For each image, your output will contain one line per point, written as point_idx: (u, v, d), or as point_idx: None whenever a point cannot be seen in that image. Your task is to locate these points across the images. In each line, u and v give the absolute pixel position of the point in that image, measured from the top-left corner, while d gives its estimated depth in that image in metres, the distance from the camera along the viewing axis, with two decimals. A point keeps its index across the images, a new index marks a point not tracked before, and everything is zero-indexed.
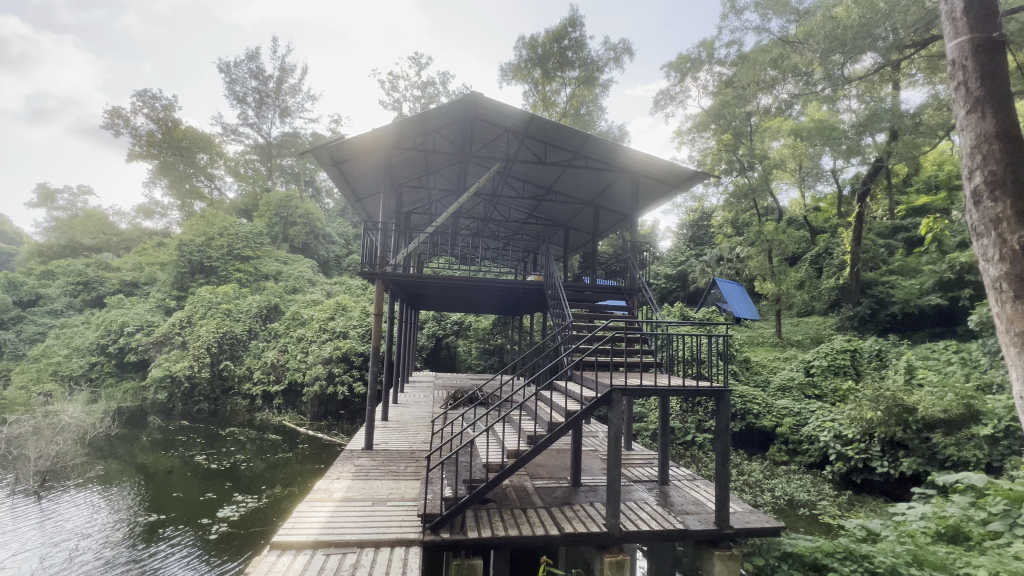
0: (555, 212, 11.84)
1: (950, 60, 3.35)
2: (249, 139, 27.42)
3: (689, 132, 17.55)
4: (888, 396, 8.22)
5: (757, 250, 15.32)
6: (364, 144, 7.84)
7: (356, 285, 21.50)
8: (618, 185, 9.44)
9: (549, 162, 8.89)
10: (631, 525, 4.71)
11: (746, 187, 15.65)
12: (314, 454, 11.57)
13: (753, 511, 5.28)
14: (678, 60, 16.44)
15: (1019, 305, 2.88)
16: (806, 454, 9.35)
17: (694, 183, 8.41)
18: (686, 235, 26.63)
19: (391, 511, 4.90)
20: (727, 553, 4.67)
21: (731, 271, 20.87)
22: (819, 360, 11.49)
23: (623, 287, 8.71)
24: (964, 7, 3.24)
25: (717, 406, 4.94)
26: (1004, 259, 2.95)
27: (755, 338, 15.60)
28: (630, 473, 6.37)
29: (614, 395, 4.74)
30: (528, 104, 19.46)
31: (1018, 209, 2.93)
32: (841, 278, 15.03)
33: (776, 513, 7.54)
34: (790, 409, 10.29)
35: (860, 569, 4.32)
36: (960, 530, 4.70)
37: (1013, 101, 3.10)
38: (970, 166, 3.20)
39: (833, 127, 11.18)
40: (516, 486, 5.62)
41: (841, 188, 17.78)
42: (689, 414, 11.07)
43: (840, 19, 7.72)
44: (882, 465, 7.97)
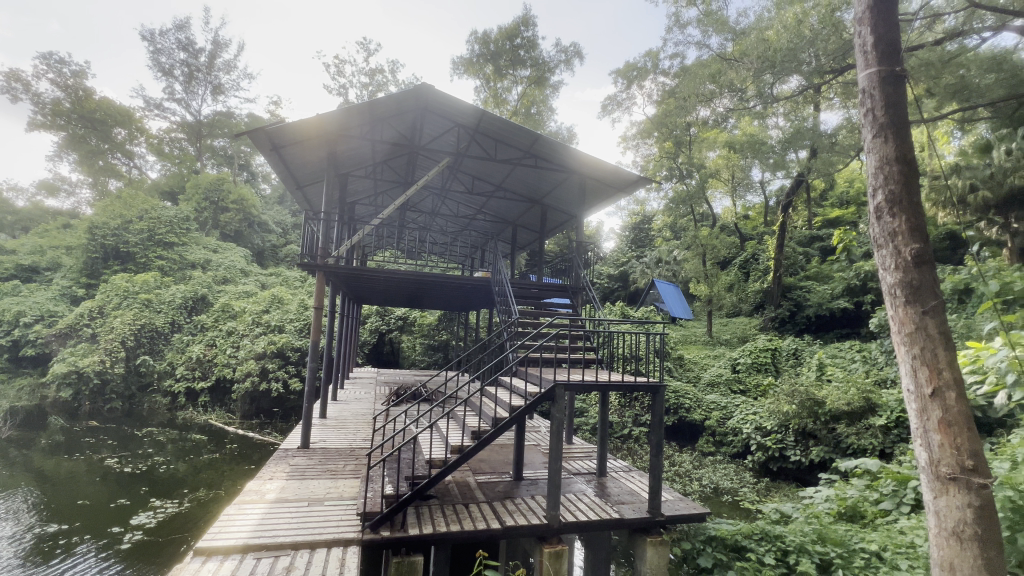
0: (504, 209, 11.94)
1: (861, 89, 3.54)
2: (176, 115, 25.33)
3: (634, 138, 18.27)
4: (803, 391, 9.00)
5: (692, 254, 16.23)
6: (307, 129, 7.49)
7: (294, 277, 20.48)
8: (566, 185, 9.64)
9: (500, 160, 8.91)
10: (570, 516, 4.86)
11: (683, 194, 16.56)
12: (244, 455, 10.94)
13: (683, 499, 5.62)
14: (625, 68, 17.10)
15: (908, 308, 3.03)
16: (731, 445, 10.05)
17: (637, 188, 8.80)
18: (628, 237, 27.77)
19: (330, 510, 4.75)
20: (658, 539, 4.94)
21: (669, 273, 21.97)
22: (744, 358, 12.39)
23: (568, 286, 8.93)
24: (874, 41, 3.44)
25: (653, 401, 5.21)
26: (898, 268, 3.12)
27: (688, 337, 16.54)
28: (569, 466, 6.58)
29: (557, 390, 4.85)
30: (479, 99, 19.39)
31: (911, 224, 3.11)
32: (765, 282, 16.28)
33: (703, 500, 8.04)
34: (718, 403, 11.06)
35: (774, 549, 4.77)
36: (857, 509, 5.27)
37: (911, 129, 3.32)
38: (874, 185, 3.37)
39: (762, 141, 12.13)
40: (458, 482, 5.61)
41: (767, 199, 19.22)
42: (626, 408, 11.60)
43: (771, 42, 8.39)
44: (795, 453, 8.72)
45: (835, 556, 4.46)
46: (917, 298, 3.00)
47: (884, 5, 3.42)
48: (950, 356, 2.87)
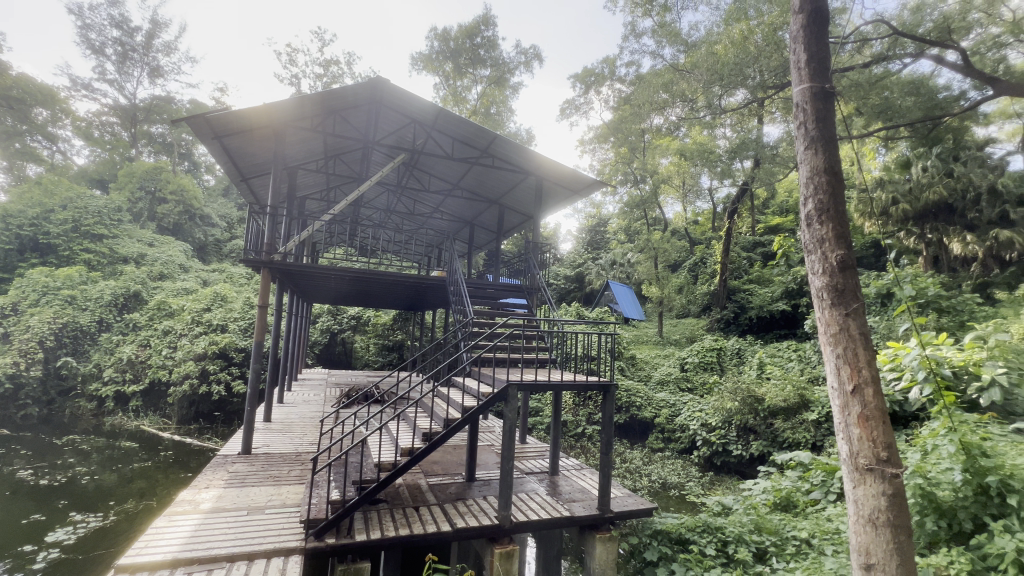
0: (461, 208, 11.88)
1: (794, 103, 3.69)
2: (107, 97, 23.48)
3: (591, 142, 18.69)
4: (745, 389, 9.48)
5: (645, 256, 16.75)
6: (254, 118, 7.10)
7: (239, 273, 19.46)
8: (524, 187, 9.69)
9: (457, 159, 8.85)
10: (521, 516, 4.87)
11: (638, 199, 17.07)
12: (180, 462, 10.25)
13: (631, 494, 5.77)
14: (583, 73, 17.42)
15: (833, 310, 3.21)
16: (678, 441, 10.45)
17: (593, 191, 8.98)
18: (584, 239, 28.32)
19: (270, 519, 4.51)
20: (607, 536, 5.04)
21: (623, 274, 22.59)
22: (692, 358, 12.93)
23: (524, 286, 8.96)
24: (807, 58, 3.60)
25: (604, 400, 5.31)
26: (825, 273, 3.29)
27: (641, 337, 17.07)
28: (522, 466, 6.59)
29: (510, 390, 4.83)
30: (438, 96, 19.18)
31: (837, 232, 3.28)
32: (712, 285, 17.04)
33: (652, 495, 8.28)
34: (667, 401, 11.47)
35: (715, 540, 5.00)
36: (790, 499, 5.62)
37: (839, 144, 3.50)
38: (805, 194, 3.53)
39: (711, 150, 12.70)
40: (409, 485, 5.51)
41: (715, 206, 20.12)
42: (580, 407, 11.81)
43: (720, 56, 8.81)
44: (737, 448, 9.17)
45: (769, 544, 4.74)
46: (841, 301, 3.18)
47: (817, 24, 3.59)
48: (869, 355, 3.06)
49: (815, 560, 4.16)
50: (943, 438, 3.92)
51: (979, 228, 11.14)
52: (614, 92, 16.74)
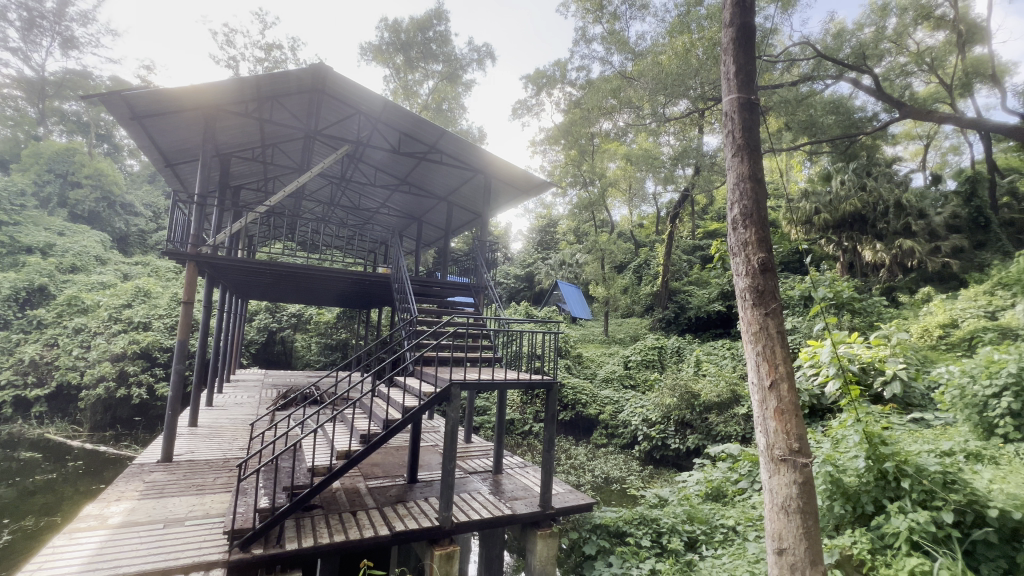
0: (409, 204, 11.63)
1: (725, 112, 3.86)
2: (9, 67, 20.96)
3: (542, 144, 18.90)
4: (683, 385, 9.92)
5: (593, 257, 17.18)
6: (180, 99, 6.57)
7: (166, 267, 18.02)
8: (473, 184, 9.62)
9: (404, 153, 8.64)
10: (463, 516, 4.82)
11: (587, 202, 17.45)
12: (92, 472, 9.35)
13: (573, 490, 5.88)
14: (535, 75, 17.59)
15: (754, 309, 3.39)
16: (621, 436, 10.79)
17: (541, 191, 9.07)
18: (535, 239, 28.69)
19: (191, 533, 4.18)
20: (548, 532, 5.10)
21: (571, 275, 23.06)
22: (635, 356, 13.41)
23: (471, 284, 8.90)
24: (735, 70, 3.77)
25: (547, 397, 5.38)
26: (749, 274, 3.47)
27: (587, 336, 17.48)
28: (466, 466, 6.53)
29: (453, 389, 4.76)
30: (388, 89, 18.68)
31: (759, 236, 3.47)
32: (655, 286, 17.76)
33: (595, 490, 8.47)
34: (611, 398, 11.81)
35: (650, 531, 5.19)
36: (721, 489, 5.93)
37: (763, 154, 3.70)
38: (731, 200, 3.70)
39: (655, 156, 13.22)
40: (347, 488, 5.30)
41: (659, 210, 20.97)
42: (527, 406, 11.91)
43: (664, 66, 9.22)
44: (675, 442, 9.59)
45: (699, 533, 4.98)
46: (762, 301, 3.37)
47: (745, 38, 3.78)
48: (784, 352, 3.27)
49: (740, 546, 4.42)
50: (849, 428, 4.28)
51: (886, 237, 12.31)
52: (565, 95, 17.01)
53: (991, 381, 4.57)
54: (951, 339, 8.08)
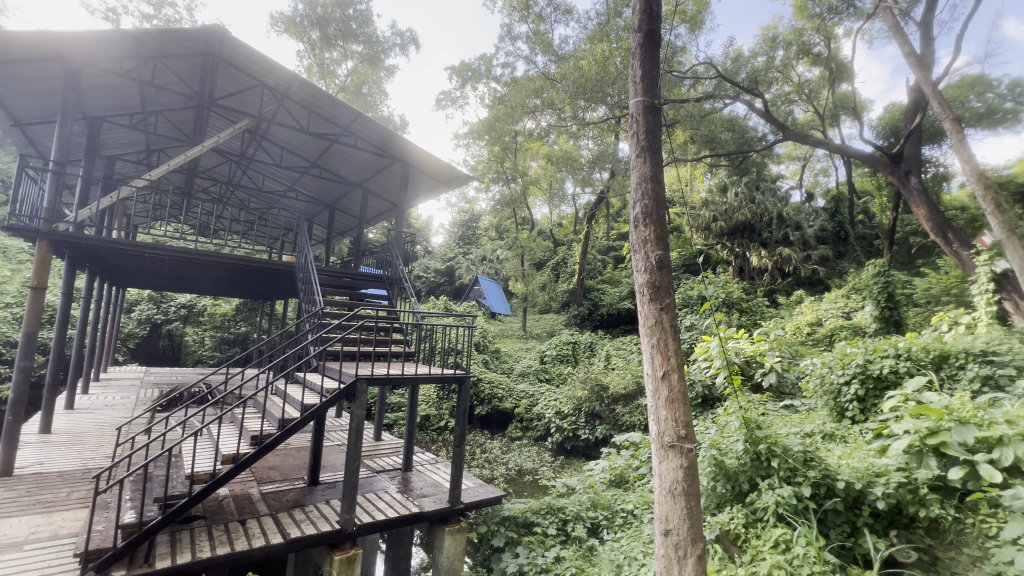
0: (319, 189, 10.89)
1: (631, 114, 4.01)
2: None
3: (466, 138, 18.16)
4: (593, 378, 10.36)
5: (513, 254, 17.36)
6: (30, 46, 5.52)
7: (16, 247, 15.23)
8: (390, 172, 9.23)
9: (313, 133, 8.05)
10: (367, 517, 4.60)
11: (509, 198, 17.55)
12: None
13: (483, 484, 5.89)
14: (461, 67, 17.29)
15: (650, 304, 3.59)
16: (535, 429, 11.04)
17: (462, 184, 8.94)
18: (456, 233, 28.49)
19: (31, 558, 3.53)
20: (456, 527, 5.05)
21: (491, 270, 23.15)
22: (551, 351, 13.81)
23: (385, 276, 8.53)
24: (642, 74, 3.94)
25: (459, 391, 5.32)
26: (647, 270, 3.66)
27: (506, 331, 17.66)
28: (373, 465, 6.27)
29: (359, 385, 4.50)
30: (301, 65, 17.34)
31: (657, 234, 3.67)
32: (572, 283, 18.43)
33: (507, 482, 8.55)
34: (526, 392, 12.05)
35: (556, 520, 5.35)
36: (623, 475, 6.27)
37: (663, 156, 3.90)
38: (634, 200, 3.88)
39: (575, 158, 13.68)
40: (236, 495, 4.83)
41: (577, 211, 21.76)
42: (443, 401, 11.76)
43: (584, 71, 9.64)
44: (585, 432, 10.01)
45: (601, 518, 5.23)
46: (657, 296, 3.57)
47: (651, 45, 3.96)
48: (676, 345, 3.49)
49: (636, 529, 4.70)
50: (732, 415, 4.72)
51: (770, 245, 13.82)
52: (489, 90, 16.97)
53: (844, 370, 5.30)
54: (816, 335, 9.30)
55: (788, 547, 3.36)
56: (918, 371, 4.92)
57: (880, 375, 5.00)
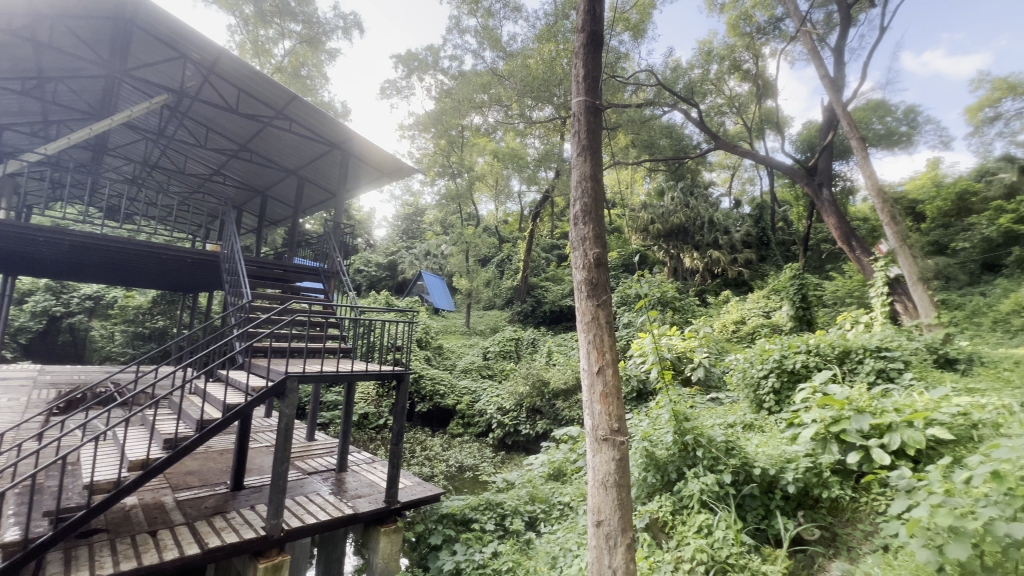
0: (249, 174, 10.19)
1: (573, 113, 4.07)
2: None
3: (411, 129, 17.82)
4: (535, 374, 10.52)
5: (457, 249, 17.17)
6: None
7: None
8: (329, 159, 8.82)
9: (242, 114, 7.49)
10: (296, 521, 4.37)
11: (454, 193, 17.25)
12: None
13: (421, 482, 5.79)
14: (407, 56, 16.83)
15: (588, 300, 3.67)
16: (476, 425, 11.00)
17: (405, 176, 8.71)
18: (399, 227, 27.83)
19: None
20: (392, 527, 4.93)
21: (435, 266, 22.78)
22: (494, 347, 13.86)
23: (321, 269, 8.13)
24: (584, 74, 4.01)
25: (398, 388, 5.19)
26: (586, 267, 3.74)
27: (449, 327, 17.44)
28: (305, 466, 5.98)
29: (289, 382, 4.25)
30: (232, 41, 16.13)
31: (595, 232, 3.76)
32: (516, 280, 18.58)
33: (448, 479, 8.46)
34: (468, 388, 12.00)
35: (495, 515, 5.38)
36: (561, 468, 6.41)
37: (603, 155, 4.00)
38: (575, 198, 3.94)
39: (521, 155, 13.74)
40: (146, 505, 4.42)
41: (523, 208, 21.95)
42: (383, 398, 11.46)
43: (531, 70, 9.80)
44: (526, 428, 10.12)
45: (539, 511, 5.31)
46: (594, 293, 3.66)
47: (594, 46, 4.04)
48: (611, 341, 3.59)
49: (572, 520, 4.82)
50: (663, 407, 4.95)
51: (701, 248, 14.67)
52: (436, 82, 16.66)
53: (763, 365, 5.73)
54: (740, 333, 9.98)
55: (710, 531, 3.58)
56: (825, 366, 5.42)
57: (793, 369, 5.46)
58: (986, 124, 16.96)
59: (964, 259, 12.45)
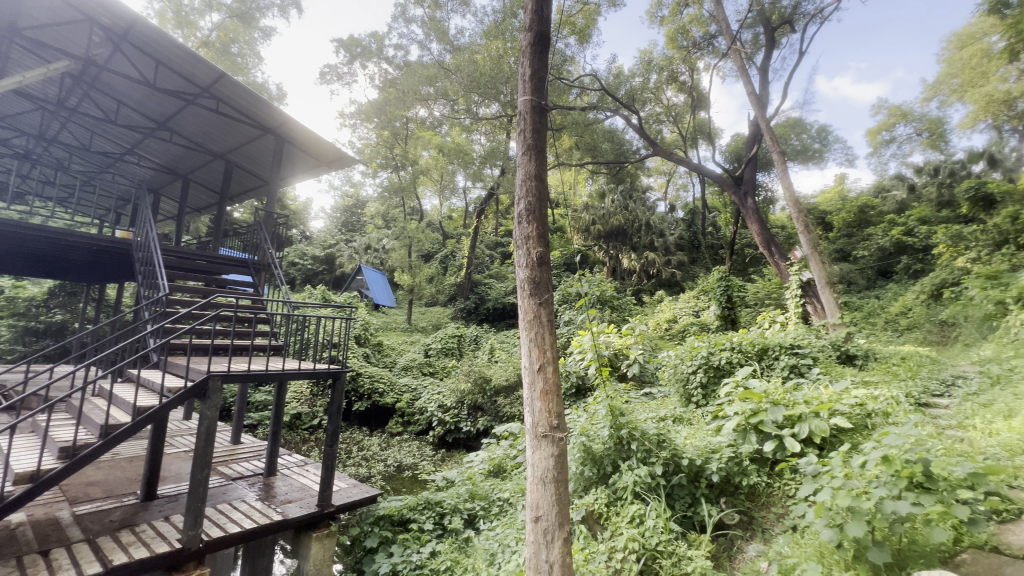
0: (168, 155, 9.34)
1: (518, 111, 4.08)
2: None
3: (352, 117, 17.13)
4: (477, 371, 10.53)
5: (399, 244, 16.72)
6: None
7: None
8: (261, 144, 8.28)
9: (161, 89, 6.84)
10: (218, 531, 4.08)
11: (398, 185, 16.47)
12: None
13: (356, 484, 5.60)
14: (349, 41, 16.15)
15: (530, 299, 3.71)
16: (416, 424, 10.78)
17: (345, 167, 8.37)
18: (339, 219, 26.75)
19: None
20: (324, 532, 4.73)
21: (376, 260, 22.15)
22: (435, 344, 13.69)
23: (250, 261, 7.59)
24: (531, 73, 4.03)
25: (333, 386, 4.97)
26: (529, 266, 3.77)
27: (390, 323, 16.95)
28: (228, 471, 5.59)
29: (211, 382, 3.92)
30: (151, 8, 14.69)
31: (539, 231, 3.79)
32: (459, 277, 18.43)
33: (385, 479, 8.23)
34: (409, 386, 11.76)
35: (433, 514, 5.31)
36: (501, 464, 6.45)
37: (547, 155, 4.03)
38: (519, 196, 3.96)
39: (467, 151, 13.64)
40: (37, 521, 3.94)
41: (468, 205, 21.83)
42: (318, 398, 10.97)
43: (479, 66, 9.84)
44: (466, 425, 10.05)
45: (478, 508, 5.31)
46: (536, 292, 3.70)
47: (540, 46, 4.07)
48: (552, 339, 3.65)
49: (511, 516, 4.87)
50: (600, 403, 5.11)
51: (638, 249, 15.33)
52: (380, 71, 16.11)
53: (692, 361, 6.07)
54: (672, 331, 10.53)
55: (641, 521, 3.75)
56: (746, 362, 5.85)
57: (718, 365, 5.85)
58: (883, 146, 19.04)
59: (864, 265, 13.90)
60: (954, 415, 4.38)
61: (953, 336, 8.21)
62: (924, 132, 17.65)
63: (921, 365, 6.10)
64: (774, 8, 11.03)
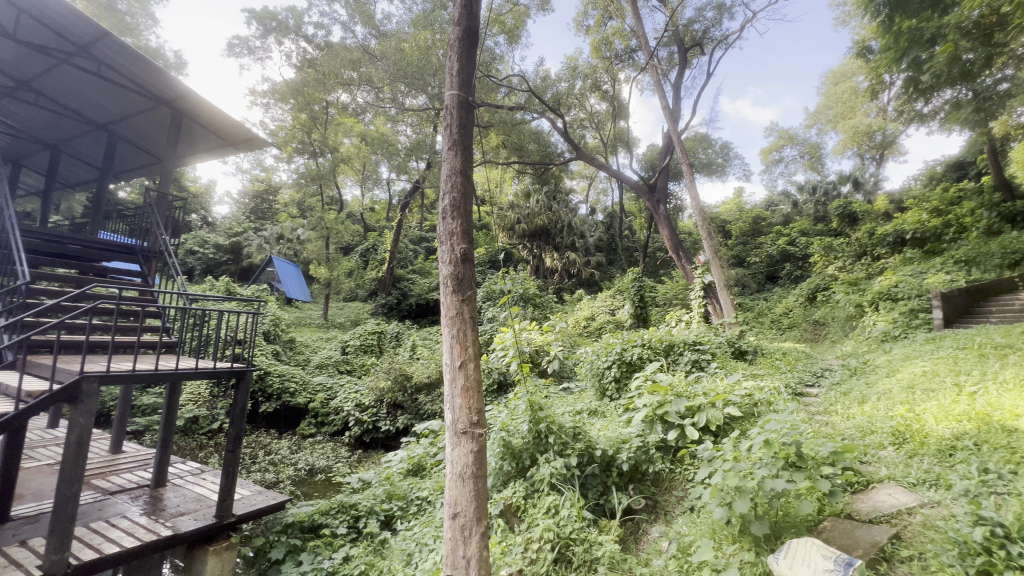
0: (32, 120, 7.99)
1: (445, 105, 4.03)
2: None
3: (264, 96, 15.89)
4: (397, 369, 10.27)
5: (316, 234, 15.72)
6: None
7: None
8: (154, 115, 7.41)
9: (25, 43, 5.84)
10: (91, 552, 3.59)
11: (314, 173, 15.48)
12: None
13: (262, 490, 5.22)
14: (262, 13, 14.92)
15: (453, 295, 3.68)
16: (331, 424, 10.25)
17: (255, 149, 7.76)
18: (246, 206, 24.64)
19: None
20: (223, 545, 4.36)
21: (289, 252, 20.71)
22: (354, 341, 13.12)
23: (137, 248, 6.73)
24: (458, 68, 4.00)
25: (237, 387, 4.58)
26: (453, 262, 3.74)
27: (303, 319, 15.93)
28: (106, 484, 4.93)
29: (83, 385, 3.40)
30: None
31: (463, 227, 3.78)
32: (380, 271, 17.79)
33: (295, 484, 7.74)
34: (323, 385, 11.16)
35: (347, 518, 5.09)
36: (421, 463, 6.34)
37: (473, 151, 4.02)
38: (444, 191, 3.92)
39: (391, 141, 13.20)
40: None
41: (391, 198, 21.13)
42: (218, 399, 10.04)
43: (406, 55, 9.62)
44: (385, 424, 9.74)
45: (395, 509, 5.18)
46: (460, 288, 3.68)
47: (469, 41, 4.05)
48: (474, 336, 3.66)
49: (430, 514, 4.81)
50: (520, 398, 5.20)
51: (560, 249, 15.83)
52: (297, 49, 15.04)
53: (607, 357, 6.39)
54: (590, 328, 11.01)
55: (556, 511, 3.87)
56: (654, 357, 6.29)
57: (630, 361, 6.23)
58: (774, 164, 21.37)
59: (755, 270, 15.52)
60: (822, 403, 5.05)
61: (823, 333, 9.44)
62: (806, 154, 20.09)
63: (798, 359, 6.97)
64: (687, 30, 11.90)
